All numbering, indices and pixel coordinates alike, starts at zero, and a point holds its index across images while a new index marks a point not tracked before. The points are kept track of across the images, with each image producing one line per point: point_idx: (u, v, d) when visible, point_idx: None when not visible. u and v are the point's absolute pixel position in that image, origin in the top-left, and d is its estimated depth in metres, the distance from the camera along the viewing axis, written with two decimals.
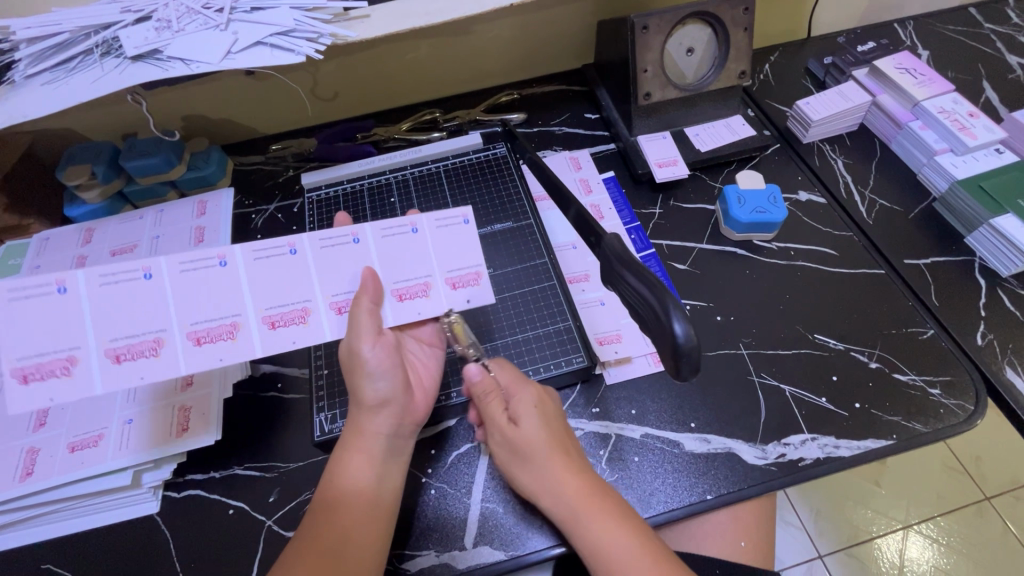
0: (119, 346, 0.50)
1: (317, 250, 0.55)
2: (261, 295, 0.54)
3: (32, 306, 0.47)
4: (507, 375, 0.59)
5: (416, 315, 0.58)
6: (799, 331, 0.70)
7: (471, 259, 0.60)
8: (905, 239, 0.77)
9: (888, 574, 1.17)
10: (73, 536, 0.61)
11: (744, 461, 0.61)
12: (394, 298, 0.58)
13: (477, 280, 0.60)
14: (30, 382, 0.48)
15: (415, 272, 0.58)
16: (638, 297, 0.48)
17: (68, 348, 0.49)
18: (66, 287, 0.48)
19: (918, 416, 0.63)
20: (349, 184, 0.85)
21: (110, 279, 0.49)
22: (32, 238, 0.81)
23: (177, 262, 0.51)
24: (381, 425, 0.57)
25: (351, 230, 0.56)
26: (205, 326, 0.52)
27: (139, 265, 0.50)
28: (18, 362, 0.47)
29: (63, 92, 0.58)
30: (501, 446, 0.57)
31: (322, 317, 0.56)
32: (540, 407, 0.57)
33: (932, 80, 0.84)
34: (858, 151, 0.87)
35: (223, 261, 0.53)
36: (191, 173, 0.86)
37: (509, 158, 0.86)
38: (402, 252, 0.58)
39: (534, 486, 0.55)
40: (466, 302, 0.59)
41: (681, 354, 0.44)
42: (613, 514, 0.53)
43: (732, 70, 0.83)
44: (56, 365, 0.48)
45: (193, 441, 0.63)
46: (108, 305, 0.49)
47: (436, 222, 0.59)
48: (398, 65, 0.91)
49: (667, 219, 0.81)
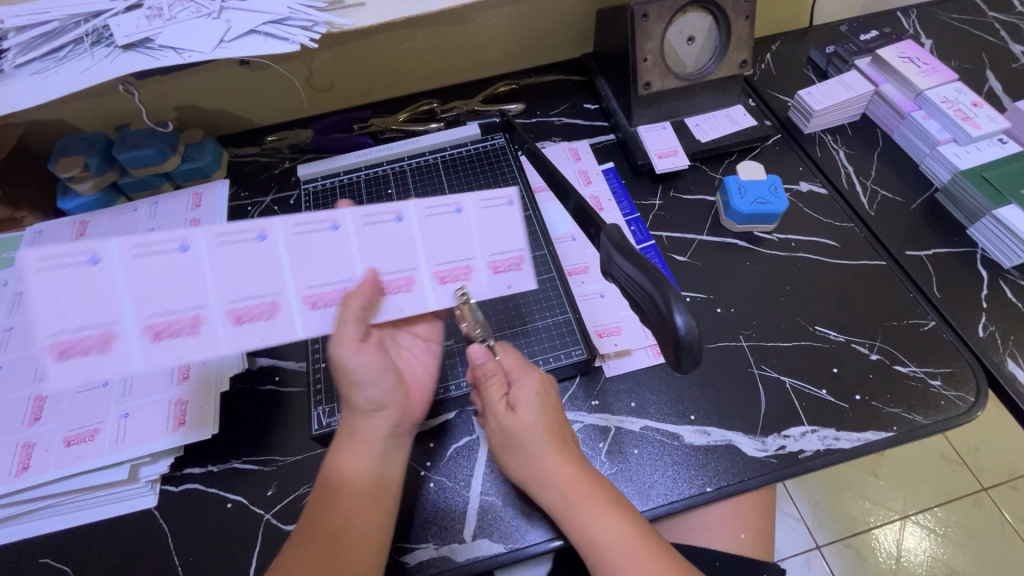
0: (158, 322, 0.49)
1: (360, 227, 0.52)
2: (301, 273, 0.52)
3: (63, 278, 0.45)
4: (512, 359, 0.59)
5: (456, 299, 0.57)
6: (800, 323, 0.70)
7: (515, 243, 0.57)
8: (907, 230, 0.76)
9: (885, 564, 1.18)
10: (70, 530, 0.61)
11: (744, 453, 0.61)
12: (436, 281, 0.56)
13: (519, 264, 0.58)
14: (67, 358, 0.47)
15: (458, 253, 0.56)
16: (638, 288, 0.46)
17: (104, 325, 0.47)
18: (97, 258, 0.46)
19: (919, 408, 0.63)
20: (346, 176, 0.84)
21: (145, 249, 0.47)
22: (25, 231, 0.80)
23: (216, 233, 0.49)
24: (376, 427, 0.57)
25: (395, 207, 0.53)
26: (245, 304, 0.51)
27: (175, 236, 0.48)
28: (52, 336, 0.46)
29: (54, 82, 0.57)
30: (496, 433, 0.57)
31: (364, 300, 0.55)
32: (540, 396, 0.56)
33: (935, 68, 0.83)
34: (859, 141, 0.86)
35: (262, 234, 0.50)
36: (186, 165, 0.85)
37: (508, 149, 0.85)
38: (444, 233, 0.55)
39: (527, 476, 0.55)
40: (507, 288, 0.58)
41: (683, 347, 0.43)
42: (606, 505, 0.52)
43: (733, 59, 0.82)
44: (92, 342, 0.47)
45: (190, 435, 0.62)
46: (143, 278, 0.47)
47: (482, 202, 0.55)
48: (395, 54, 0.90)
49: (666, 210, 0.81)
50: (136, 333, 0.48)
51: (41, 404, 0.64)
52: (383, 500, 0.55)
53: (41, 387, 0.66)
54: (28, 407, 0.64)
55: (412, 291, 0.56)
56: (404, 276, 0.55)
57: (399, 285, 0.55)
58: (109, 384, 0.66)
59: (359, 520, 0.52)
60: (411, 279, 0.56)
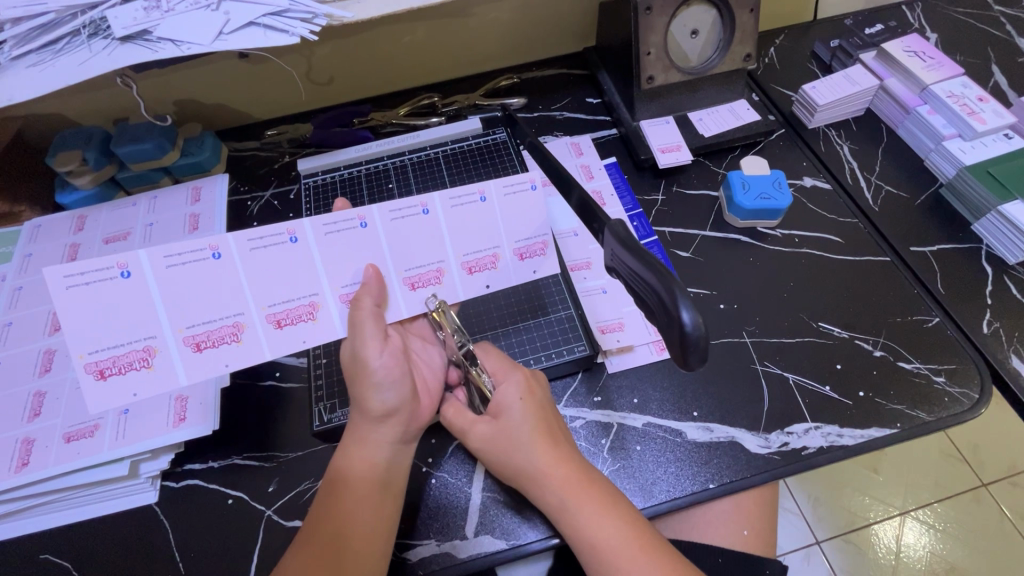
0: (197, 333, 0.52)
1: (388, 222, 0.55)
2: (336, 273, 0.55)
3: (99, 293, 0.49)
4: (494, 361, 0.60)
5: (484, 288, 0.59)
6: (803, 319, 0.69)
7: (538, 230, 0.58)
8: (912, 225, 0.76)
9: (884, 559, 1.18)
10: (70, 526, 0.61)
11: (747, 449, 0.61)
12: (463, 271, 0.58)
13: (543, 250, 0.59)
14: (107, 377, 0.51)
15: (482, 243, 0.57)
16: (646, 285, 0.45)
17: (144, 339, 0.51)
18: (129, 270, 0.49)
19: (923, 405, 0.63)
20: (345, 170, 0.83)
21: (175, 260, 0.50)
22: (22, 226, 0.79)
23: (246, 239, 0.51)
24: (384, 435, 0.55)
25: (420, 201, 0.55)
26: (282, 309, 0.54)
27: (206, 245, 0.50)
28: (90, 357, 0.50)
29: (51, 75, 0.56)
30: (482, 440, 0.56)
31: (399, 296, 0.57)
32: (527, 398, 0.56)
33: (941, 63, 0.82)
34: (864, 136, 0.85)
35: (293, 236, 0.52)
36: (185, 159, 0.84)
37: (509, 143, 0.84)
38: (471, 224, 0.57)
39: (520, 477, 0.54)
40: (532, 273, 0.60)
41: (690, 344, 0.42)
42: (604, 504, 0.52)
43: (738, 52, 0.81)
44: (134, 357, 0.51)
45: (191, 432, 0.62)
46: (176, 287, 0.51)
47: (504, 189, 0.56)
48: (395, 47, 0.89)
49: (669, 205, 0.80)
50: (176, 345, 0.52)
51: (40, 400, 0.64)
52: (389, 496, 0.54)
53: (41, 382, 0.65)
54: (28, 402, 0.64)
55: (442, 283, 0.58)
56: (434, 268, 0.57)
57: (431, 277, 0.58)
58: None
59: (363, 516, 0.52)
60: (440, 271, 0.58)
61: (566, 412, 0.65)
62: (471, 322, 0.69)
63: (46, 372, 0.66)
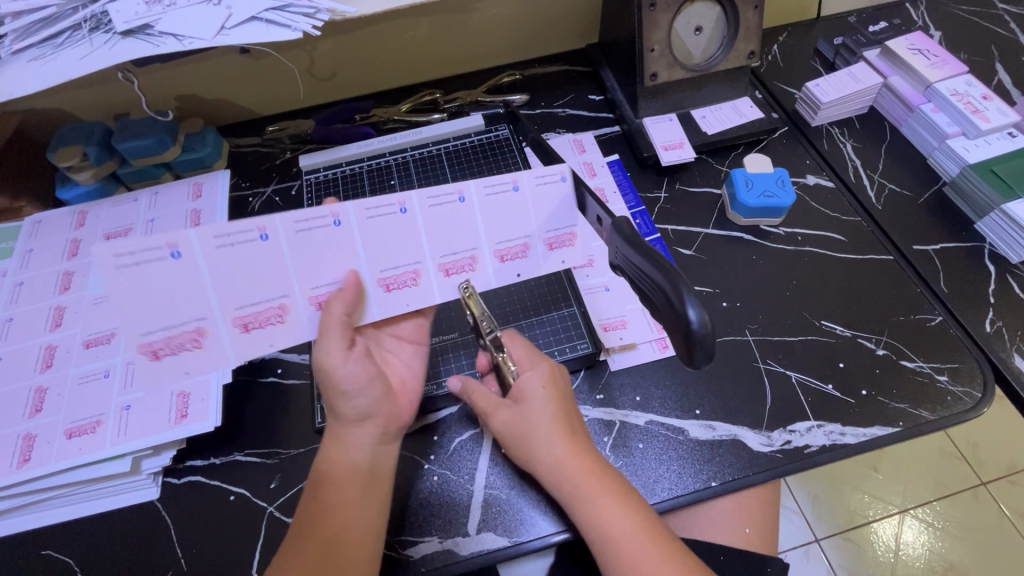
0: (245, 314, 0.52)
1: (427, 209, 0.53)
2: (375, 257, 0.54)
3: (149, 273, 0.47)
4: (521, 350, 0.60)
5: (516, 276, 0.58)
6: (806, 317, 0.69)
7: (568, 219, 0.57)
8: (914, 224, 0.75)
9: (882, 558, 1.19)
10: (71, 522, 0.61)
11: (749, 447, 0.61)
12: (495, 259, 0.57)
13: (573, 240, 0.58)
14: (162, 357, 0.52)
15: (514, 232, 0.56)
16: (650, 281, 0.45)
17: (195, 320, 0.51)
18: (179, 251, 0.47)
19: (926, 404, 0.63)
20: (347, 166, 0.83)
21: (225, 241, 0.49)
22: (23, 221, 0.79)
23: (291, 221, 0.50)
24: (362, 436, 0.56)
25: (457, 188, 0.53)
26: (325, 292, 0.54)
27: (253, 227, 0.49)
28: (146, 337, 0.50)
29: (51, 69, 0.56)
30: (503, 425, 0.56)
31: (377, 298, 0.56)
32: (550, 386, 0.57)
33: (945, 61, 0.82)
34: (867, 134, 0.85)
35: (337, 219, 0.51)
36: (186, 155, 0.83)
37: (512, 141, 0.84)
38: (505, 212, 0.55)
39: (535, 465, 0.55)
40: (562, 264, 0.58)
41: (696, 341, 0.42)
42: (617, 494, 0.52)
43: (741, 49, 0.81)
44: (186, 338, 0.51)
45: (192, 427, 0.61)
46: (225, 268, 0.50)
47: (538, 179, 0.55)
48: (397, 43, 0.89)
49: (672, 203, 0.80)
50: (226, 325, 0.52)
51: (42, 395, 0.64)
52: (374, 490, 0.55)
53: (42, 379, 0.65)
54: (29, 398, 0.64)
55: (475, 270, 0.57)
56: (468, 255, 0.56)
57: (464, 264, 0.57)
58: (110, 373, 0.65)
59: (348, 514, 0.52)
60: (474, 258, 0.57)
61: None
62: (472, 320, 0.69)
63: (47, 368, 0.66)
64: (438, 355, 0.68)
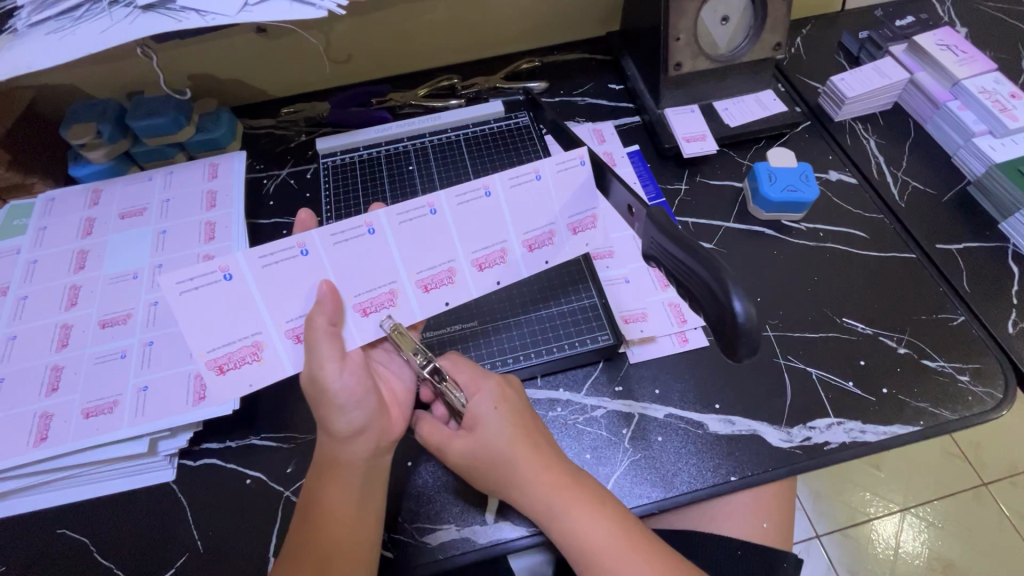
0: (297, 326, 0.52)
1: (455, 207, 0.53)
2: (411, 259, 0.54)
3: (206, 297, 0.48)
4: (466, 373, 0.58)
5: (544, 264, 0.57)
6: (827, 314, 0.69)
7: (590, 202, 0.56)
8: (937, 222, 0.75)
9: (882, 556, 1.19)
10: (87, 501, 0.61)
11: (769, 443, 0.61)
12: (525, 249, 0.56)
13: (595, 222, 0.57)
14: (227, 371, 0.51)
15: (540, 220, 0.55)
16: (690, 274, 0.43)
17: (251, 335, 0.51)
18: (231, 274, 0.48)
19: (947, 403, 0.62)
20: (365, 151, 0.82)
21: (270, 259, 0.49)
22: (36, 198, 0.78)
23: (330, 234, 0.50)
24: (356, 453, 0.54)
25: (481, 182, 0.53)
26: (367, 296, 0.54)
27: (294, 243, 0.49)
28: (210, 354, 0.50)
29: (70, 42, 0.55)
30: (460, 456, 0.55)
31: (411, 298, 0.55)
32: (501, 406, 0.55)
33: (973, 57, 0.81)
34: (891, 131, 0.84)
35: (370, 228, 0.52)
36: (200, 135, 0.82)
37: (532, 128, 0.83)
38: (529, 203, 0.54)
39: (501, 483, 0.54)
40: (586, 247, 0.58)
41: (741, 333, 0.40)
42: (593, 504, 0.52)
43: (767, 41, 0.79)
44: (245, 352, 0.51)
45: (210, 410, 0.60)
46: (275, 285, 0.50)
47: (558, 165, 0.53)
48: (414, 26, 0.87)
49: (692, 195, 0.79)
50: (280, 339, 0.52)
51: (58, 373, 0.63)
52: (371, 494, 0.54)
53: (58, 357, 0.64)
54: (46, 375, 0.63)
55: (506, 262, 0.56)
56: (498, 248, 0.55)
57: (496, 256, 0.56)
58: (127, 354, 0.64)
59: (345, 514, 0.52)
60: (504, 251, 0.56)
61: (586, 401, 0.64)
62: (492, 310, 0.68)
63: (62, 347, 0.65)
64: (460, 343, 0.67)
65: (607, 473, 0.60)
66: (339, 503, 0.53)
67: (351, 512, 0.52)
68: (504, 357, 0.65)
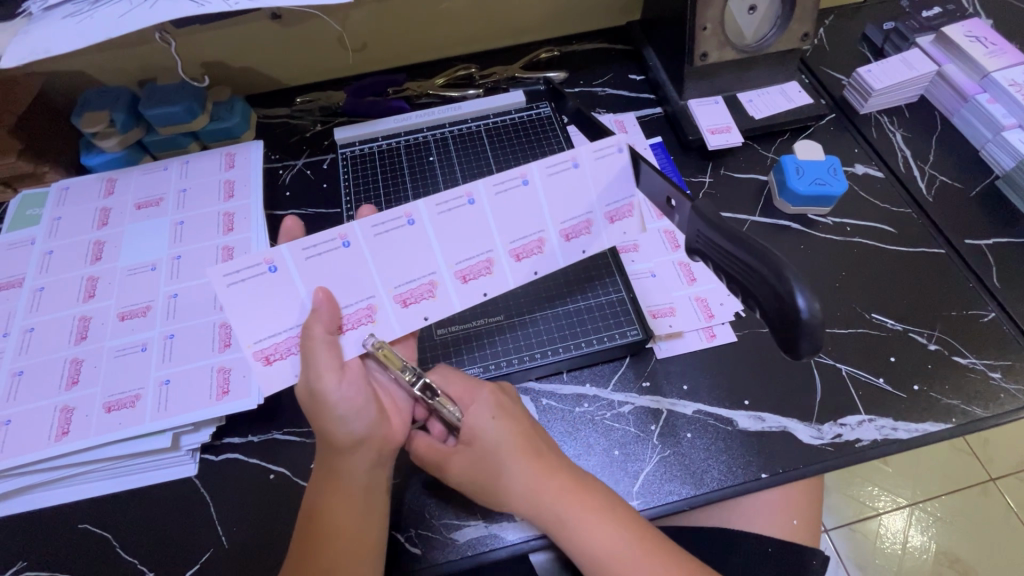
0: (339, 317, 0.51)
1: (493, 197, 0.52)
2: (449, 250, 0.53)
3: (252, 289, 0.48)
4: (457, 385, 0.57)
5: (582, 254, 0.56)
6: (856, 310, 0.68)
7: (630, 189, 0.54)
8: (966, 217, 0.74)
9: (889, 550, 1.20)
10: (108, 496, 0.60)
11: (799, 440, 0.60)
12: (562, 238, 0.55)
13: (633, 211, 0.55)
14: (273, 362, 0.50)
15: (577, 208, 0.54)
16: (743, 268, 0.43)
17: (296, 326, 0.50)
18: (276, 265, 0.48)
19: (978, 400, 0.62)
20: (384, 141, 0.80)
21: (312, 251, 0.49)
22: (49, 187, 0.76)
23: (371, 225, 0.50)
24: (358, 463, 0.53)
25: (519, 171, 0.52)
26: (408, 288, 0.53)
27: (336, 234, 0.49)
28: (257, 346, 0.50)
29: (89, 25, 0.53)
30: (463, 468, 0.53)
31: (450, 290, 0.54)
32: (499, 414, 0.54)
33: (1004, 49, 0.79)
34: (917, 124, 0.83)
35: (410, 219, 0.51)
36: (214, 124, 0.80)
37: (554, 119, 0.82)
38: (567, 192, 0.53)
39: (506, 494, 0.52)
40: (624, 236, 0.56)
41: (803, 329, 0.39)
42: (604, 511, 0.51)
43: (795, 32, 0.77)
44: (291, 343, 0.51)
45: (235, 405, 0.60)
46: (318, 277, 0.50)
47: (595, 152, 0.52)
48: (432, 13, 0.86)
49: (716, 188, 0.78)
50: None
51: (78, 366, 0.62)
52: (373, 508, 0.53)
53: (77, 350, 0.63)
54: (65, 368, 0.62)
55: (544, 251, 0.55)
56: (535, 237, 0.54)
57: (533, 246, 0.54)
58: (148, 347, 0.63)
59: (352, 524, 0.51)
60: (542, 240, 0.54)
61: (613, 397, 0.64)
62: (518, 305, 0.67)
63: (81, 339, 0.64)
64: (485, 338, 0.66)
65: (636, 470, 0.59)
66: (343, 515, 0.51)
67: (359, 522, 0.51)
68: (531, 352, 0.64)
